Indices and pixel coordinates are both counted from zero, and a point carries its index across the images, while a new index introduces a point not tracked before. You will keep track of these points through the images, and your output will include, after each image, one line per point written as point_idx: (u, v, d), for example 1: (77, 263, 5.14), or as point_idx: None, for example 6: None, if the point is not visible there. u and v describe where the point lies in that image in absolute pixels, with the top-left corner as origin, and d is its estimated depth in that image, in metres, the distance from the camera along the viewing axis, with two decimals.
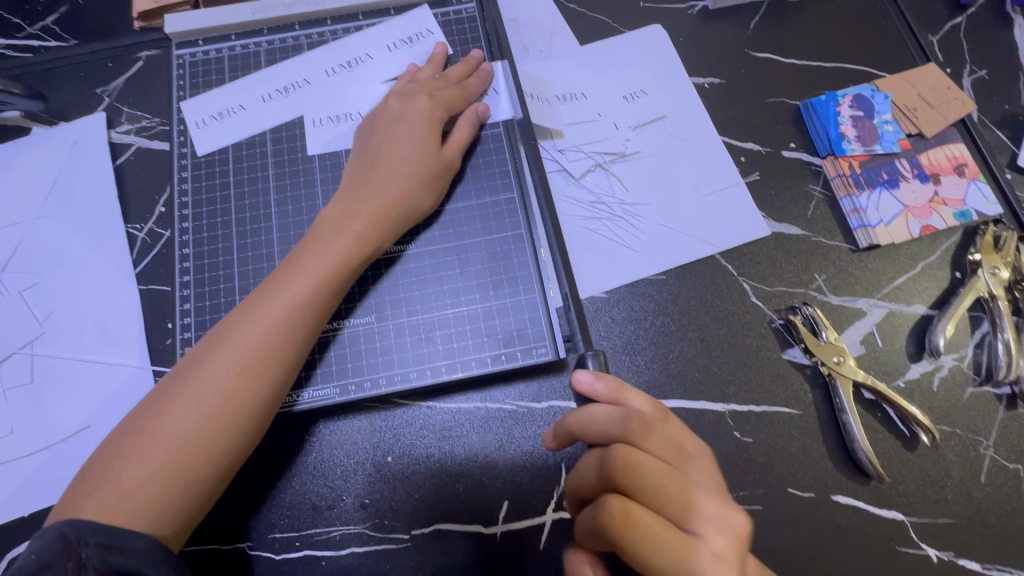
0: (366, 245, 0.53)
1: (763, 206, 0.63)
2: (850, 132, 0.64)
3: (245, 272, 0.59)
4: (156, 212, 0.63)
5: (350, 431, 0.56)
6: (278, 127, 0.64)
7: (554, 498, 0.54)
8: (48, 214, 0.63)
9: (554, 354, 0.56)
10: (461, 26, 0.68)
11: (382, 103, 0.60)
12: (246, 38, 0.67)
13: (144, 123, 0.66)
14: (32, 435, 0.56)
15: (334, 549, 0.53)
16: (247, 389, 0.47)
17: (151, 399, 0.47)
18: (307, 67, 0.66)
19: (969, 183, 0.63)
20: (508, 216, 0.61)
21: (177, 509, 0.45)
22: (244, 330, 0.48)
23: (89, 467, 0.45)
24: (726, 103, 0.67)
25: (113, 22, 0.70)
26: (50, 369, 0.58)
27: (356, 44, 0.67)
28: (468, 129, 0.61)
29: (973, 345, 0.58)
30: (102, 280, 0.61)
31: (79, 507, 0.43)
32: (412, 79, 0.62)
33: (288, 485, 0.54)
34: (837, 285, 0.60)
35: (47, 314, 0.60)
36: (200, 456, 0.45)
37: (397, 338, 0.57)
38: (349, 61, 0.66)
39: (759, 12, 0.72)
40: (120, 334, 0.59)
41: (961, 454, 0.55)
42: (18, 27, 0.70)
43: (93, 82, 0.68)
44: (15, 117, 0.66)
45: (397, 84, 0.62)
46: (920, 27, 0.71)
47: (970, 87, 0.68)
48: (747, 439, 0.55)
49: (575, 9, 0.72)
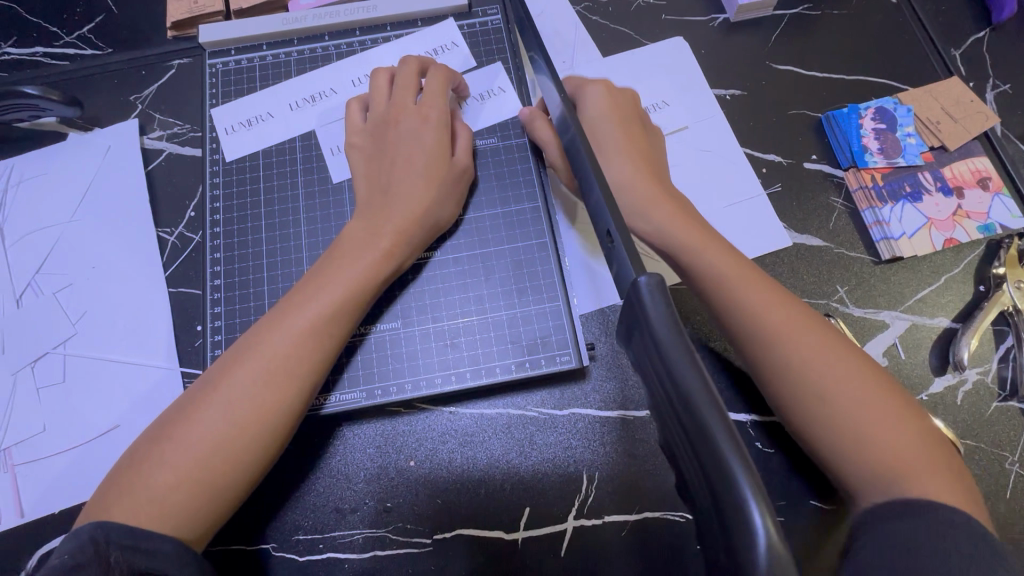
0: (392, 259, 0.54)
1: (785, 217, 0.63)
2: (872, 145, 0.64)
3: (274, 277, 0.60)
4: (186, 216, 0.64)
5: (373, 435, 0.57)
6: (307, 135, 0.65)
7: (575, 505, 0.54)
8: (82, 217, 0.64)
9: (577, 362, 0.57)
10: (487, 37, 0.69)
11: (385, 113, 0.60)
12: (276, 48, 0.69)
13: (176, 129, 0.68)
14: (64, 433, 0.57)
15: (357, 551, 0.53)
16: (273, 399, 0.48)
17: (180, 404, 0.48)
18: (332, 77, 0.67)
19: (993, 197, 0.63)
20: (532, 224, 0.62)
21: (205, 513, 0.45)
22: (272, 340, 0.49)
23: (119, 469, 0.47)
24: (747, 115, 0.68)
25: (147, 31, 0.72)
26: (82, 368, 0.59)
27: (380, 55, 0.68)
28: (468, 133, 0.62)
29: (998, 359, 0.58)
30: (134, 283, 0.62)
31: (110, 507, 0.44)
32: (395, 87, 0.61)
33: (312, 487, 0.55)
34: (860, 298, 0.60)
35: (80, 314, 0.61)
36: (228, 463, 0.46)
37: (422, 343, 0.58)
38: (372, 72, 0.67)
39: (780, 25, 0.72)
40: (151, 336, 0.60)
41: (987, 469, 0.54)
42: (57, 35, 0.72)
43: (128, 89, 0.70)
44: (53, 123, 0.68)
45: (377, 82, 0.62)
46: (942, 42, 0.71)
47: (992, 101, 0.68)
48: (770, 450, 0.55)
49: (598, 21, 0.73)
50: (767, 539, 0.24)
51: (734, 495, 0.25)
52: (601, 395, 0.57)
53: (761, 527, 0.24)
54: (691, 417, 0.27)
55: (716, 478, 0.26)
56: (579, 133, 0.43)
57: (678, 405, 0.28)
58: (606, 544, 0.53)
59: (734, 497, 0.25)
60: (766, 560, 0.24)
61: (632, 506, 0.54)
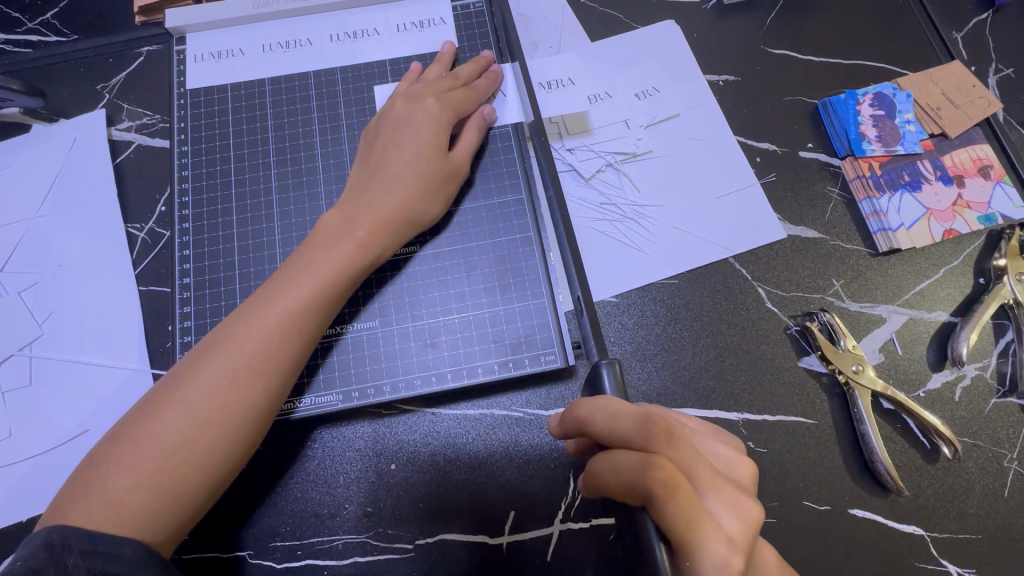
0: (368, 253, 0.52)
1: (779, 208, 0.61)
2: (870, 132, 0.62)
3: (247, 275, 0.57)
4: (156, 211, 0.62)
5: (352, 437, 0.55)
6: (281, 125, 0.62)
7: (561, 508, 0.52)
8: (47, 213, 0.61)
9: (562, 361, 0.55)
10: (470, 20, 0.66)
11: (394, 96, 0.59)
12: (247, 32, 0.65)
13: (144, 120, 0.65)
14: (30, 438, 0.55)
15: (337, 558, 0.52)
16: (241, 399, 0.46)
17: (142, 404, 0.46)
18: (313, 29, 0.65)
19: (995, 186, 0.61)
20: (516, 218, 0.59)
21: (167, 517, 0.43)
22: (239, 337, 0.47)
23: (77, 473, 0.44)
24: (741, 101, 0.65)
25: (114, 17, 0.69)
26: (48, 371, 0.57)
27: (366, 18, 0.66)
28: (475, 132, 0.59)
29: (997, 354, 0.56)
30: (101, 281, 0.59)
31: (68, 514, 0.42)
32: (419, 80, 0.60)
33: (289, 492, 0.53)
34: (856, 291, 0.58)
35: (46, 315, 0.58)
36: (193, 466, 0.44)
37: (402, 343, 0.56)
38: (356, 31, 0.65)
39: (775, 7, 0.70)
40: (120, 336, 0.58)
41: (983, 467, 0.53)
42: (18, 21, 0.69)
43: (94, 77, 0.66)
44: (15, 113, 0.65)
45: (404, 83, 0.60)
46: (943, 23, 0.68)
47: (995, 85, 0.65)
48: (761, 449, 0.53)
49: (586, 4, 0.70)
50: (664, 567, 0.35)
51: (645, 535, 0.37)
52: None
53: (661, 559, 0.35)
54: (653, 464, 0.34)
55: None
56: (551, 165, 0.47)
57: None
58: (593, 547, 0.51)
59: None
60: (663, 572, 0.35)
61: None
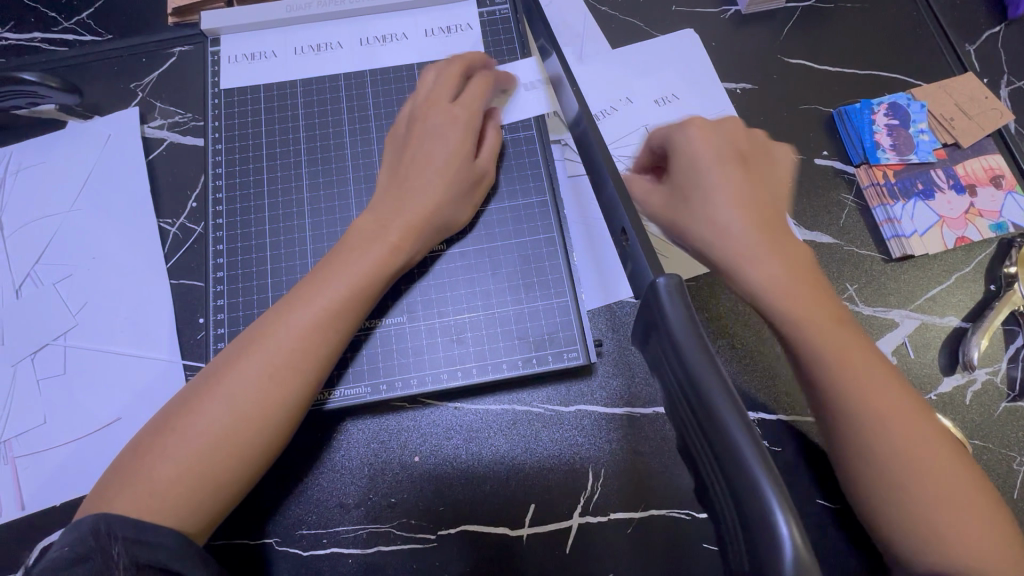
0: (400, 253, 0.53)
1: (795, 213, 0.63)
2: (885, 141, 0.63)
3: (277, 270, 0.59)
4: (188, 207, 0.64)
5: (377, 430, 0.56)
6: (311, 124, 0.64)
7: (580, 503, 0.54)
8: (83, 207, 0.63)
9: (584, 358, 0.56)
10: (495, 26, 0.68)
11: (425, 93, 0.60)
12: (278, 35, 0.67)
13: (177, 118, 0.67)
14: (66, 425, 0.56)
15: (361, 547, 0.53)
16: (277, 393, 0.47)
17: (183, 397, 0.48)
18: (343, 32, 0.67)
19: (1006, 196, 0.62)
20: (539, 219, 0.61)
21: (206, 505, 0.45)
22: (277, 333, 0.48)
23: (121, 462, 0.46)
24: (759, 109, 0.67)
25: (149, 17, 0.71)
26: (82, 360, 0.58)
27: (394, 22, 0.67)
28: (497, 135, 0.61)
29: (1007, 359, 0.57)
30: (133, 274, 0.61)
31: (112, 502, 0.43)
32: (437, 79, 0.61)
33: (315, 482, 0.55)
34: (870, 296, 0.60)
35: (80, 306, 0.60)
36: (232, 456, 0.46)
37: (428, 339, 0.57)
38: (384, 35, 0.67)
39: (792, 18, 0.71)
40: (152, 327, 0.59)
41: (993, 469, 0.54)
42: (55, 21, 0.71)
43: (128, 76, 0.68)
44: (51, 110, 0.67)
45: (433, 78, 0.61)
46: (957, 36, 0.70)
47: (1007, 97, 0.67)
48: (776, 448, 0.55)
49: (608, 12, 0.71)
50: (793, 545, 0.23)
51: (754, 495, 0.25)
52: (606, 392, 0.57)
53: (788, 535, 0.24)
54: (719, 433, 0.26)
55: (745, 491, 0.25)
56: (590, 127, 0.42)
57: (690, 394, 0.28)
58: (611, 541, 0.53)
59: (758, 501, 0.24)
60: (791, 565, 0.23)
61: (637, 504, 0.53)
